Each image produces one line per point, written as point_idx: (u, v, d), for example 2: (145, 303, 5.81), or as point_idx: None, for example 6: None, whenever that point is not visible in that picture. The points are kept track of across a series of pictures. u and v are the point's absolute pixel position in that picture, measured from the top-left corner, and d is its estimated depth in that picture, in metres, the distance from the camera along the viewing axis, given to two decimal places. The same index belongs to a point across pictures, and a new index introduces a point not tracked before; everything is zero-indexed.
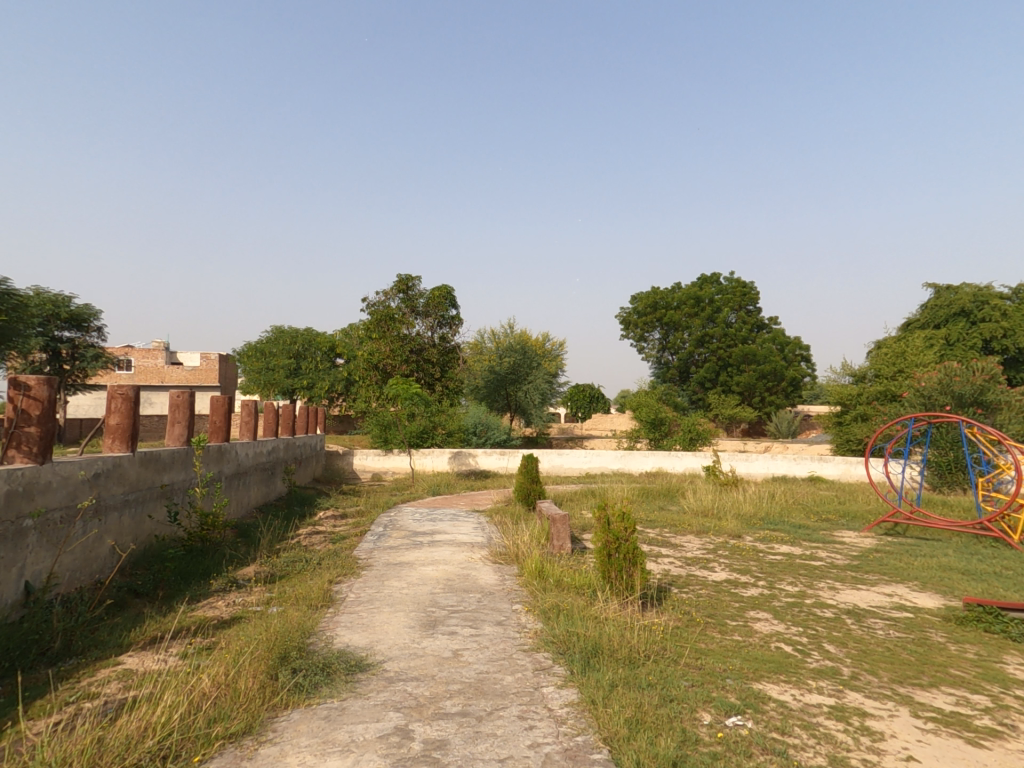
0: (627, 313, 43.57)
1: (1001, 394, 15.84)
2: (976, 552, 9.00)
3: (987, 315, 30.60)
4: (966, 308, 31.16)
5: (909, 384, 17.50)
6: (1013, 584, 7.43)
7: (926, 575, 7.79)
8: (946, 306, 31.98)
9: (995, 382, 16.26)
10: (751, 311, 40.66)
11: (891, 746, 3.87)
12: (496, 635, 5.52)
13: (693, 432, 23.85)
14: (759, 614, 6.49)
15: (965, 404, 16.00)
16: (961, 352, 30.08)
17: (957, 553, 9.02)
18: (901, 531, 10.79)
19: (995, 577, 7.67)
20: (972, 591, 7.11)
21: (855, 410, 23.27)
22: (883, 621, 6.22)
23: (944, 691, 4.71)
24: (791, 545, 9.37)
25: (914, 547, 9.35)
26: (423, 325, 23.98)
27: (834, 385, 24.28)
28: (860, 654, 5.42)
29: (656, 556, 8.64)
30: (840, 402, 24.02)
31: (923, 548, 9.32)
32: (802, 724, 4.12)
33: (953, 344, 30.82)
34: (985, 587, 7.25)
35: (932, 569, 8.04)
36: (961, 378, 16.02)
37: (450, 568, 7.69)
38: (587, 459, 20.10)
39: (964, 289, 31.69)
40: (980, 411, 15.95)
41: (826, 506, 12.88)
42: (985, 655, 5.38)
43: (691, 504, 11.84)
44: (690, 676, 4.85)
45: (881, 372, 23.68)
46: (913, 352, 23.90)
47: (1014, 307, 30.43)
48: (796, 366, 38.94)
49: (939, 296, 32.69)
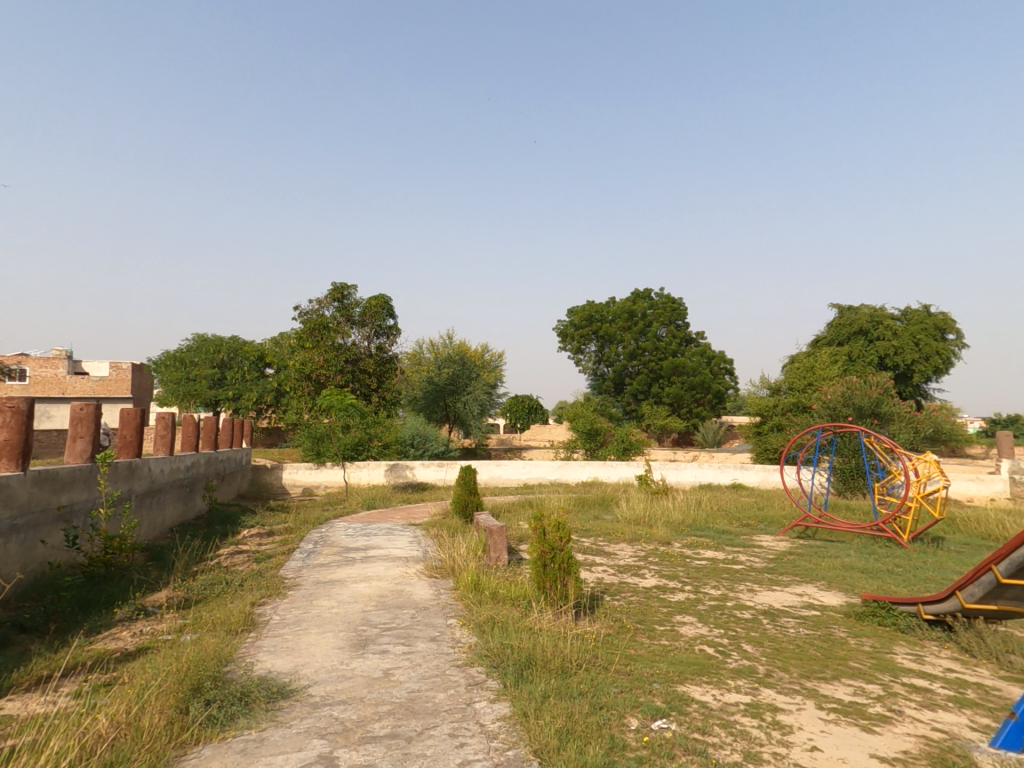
0: (563, 326, 44.82)
1: (894, 406, 17.49)
2: (872, 551, 9.88)
3: (882, 334, 33.80)
4: (864, 328, 34.27)
5: (818, 396, 18.90)
6: (902, 580, 8.17)
7: (831, 575, 8.41)
8: (847, 325, 34.99)
9: (890, 395, 17.84)
10: (679, 325, 42.56)
11: (798, 738, 4.15)
12: (430, 652, 5.44)
13: (627, 441, 24.63)
14: (685, 618, 6.78)
15: (864, 414, 17.58)
16: (861, 368, 32.99)
17: (857, 553, 9.85)
18: (812, 533, 11.59)
19: (888, 575, 8.41)
20: (869, 588, 7.76)
21: (772, 421, 24.96)
22: (794, 619, 6.65)
23: (843, 682, 5.09)
24: (716, 550, 9.88)
25: (822, 550, 10.08)
26: (358, 334, 23.30)
27: (754, 397, 26.11)
28: (774, 652, 5.78)
29: (591, 565, 8.80)
30: (758, 413, 25.76)
31: (829, 550, 10.08)
32: (720, 723, 4.34)
33: (854, 360, 33.74)
34: (879, 584, 7.94)
35: (836, 569, 8.71)
36: (860, 391, 17.60)
37: (384, 584, 7.52)
38: (526, 470, 20.28)
39: (862, 310, 34.85)
40: (877, 421, 17.57)
41: (746, 511, 13.73)
42: (878, 647, 5.84)
43: (624, 513, 12.16)
44: (620, 682, 5.00)
45: (794, 385, 25.50)
46: (821, 368, 25.86)
47: (902, 328, 33.81)
48: (721, 379, 41.23)
49: (842, 316, 35.72)
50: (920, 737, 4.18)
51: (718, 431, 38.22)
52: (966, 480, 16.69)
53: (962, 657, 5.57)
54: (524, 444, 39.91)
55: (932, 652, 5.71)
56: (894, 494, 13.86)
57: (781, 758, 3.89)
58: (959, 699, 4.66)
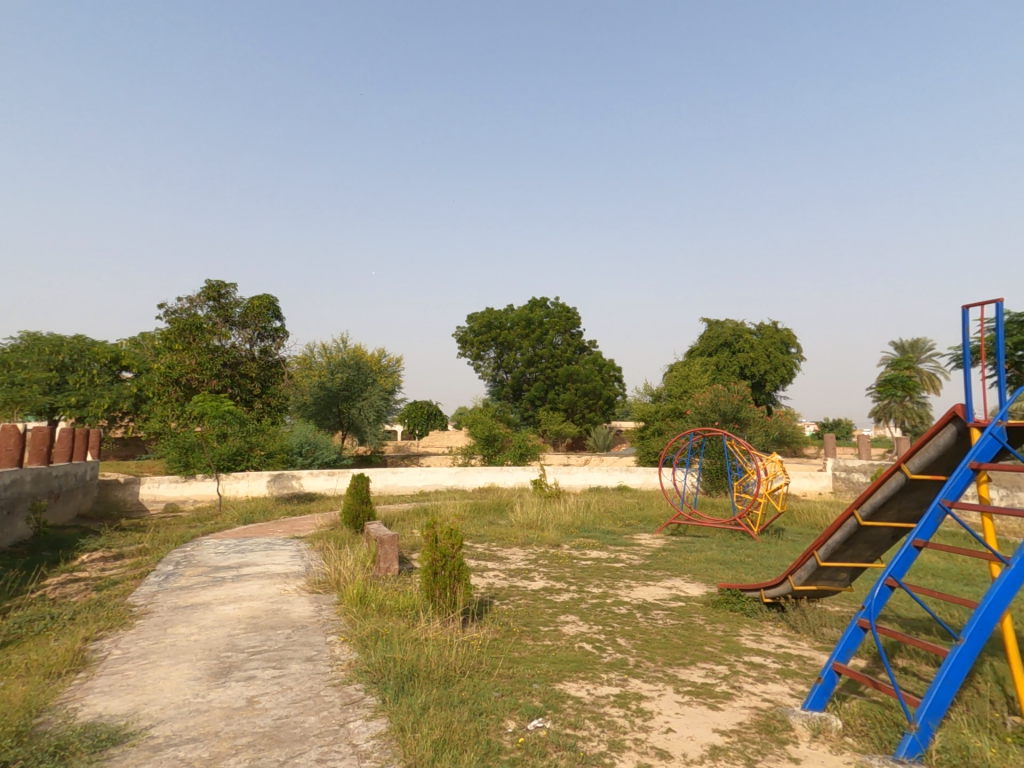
0: (462, 332, 45.09)
1: (751, 411, 19.57)
2: (730, 544, 10.97)
3: (742, 347, 37.56)
4: (729, 340, 37.89)
5: (691, 402, 20.60)
6: (751, 568, 9.13)
7: (696, 568, 9.19)
8: (715, 338, 38.54)
9: (749, 401, 19.93)
10: (572, 333, 44.36)
11: (656, 722, 4.45)
12: (303, 673, 5.15)
13: (523, 447, 25.18)
14: (568, 617, 7.04)
15: (727, 419, 19.48)
16: (726, 377, 36.45)
17: (718, 546, 10.87)
18: (683, 530, 12.61)
19: (741, 565, 9.36)
20: (726, 578, 8.58)
21: (654, 425, 26.85)
22: (663, 611, 7.16)
23: (699, 666, 5.55)
24: (600, 550, 10.39)
25: (691, 545, 10.98)
26: (238, 336, 21.87)
27: (639, 404, 28.01)
28: (643, 643, 6.18)
29: (483, 570, 8.86)
30: (643, 419, 27.63)
31: (696, 545, 11.02)
32: (591, 716, 4.54)
33: (721, 369, 37.22)
34: (733, 574, 8.80)
35: (701, 562, 9.53)
36: (725, 397, 19.54)
37: (257, 604, 7.03)
38: (422, 477, 20.05)
39: (726, 325, 38.60)
40: (739, 425, 19.57)
41: (630, 512, 14.61)
42: (728, 631, 6.45)
43: (518, 517, 12.37)
44: (501, 686, 5.06)
45: (672, 393, 27.80)
46: (694, 378, 28.29)
47: (758, 341, 37.73)
48: (611, 386, 43.60)
49: (711, 329, 39.29)
50: (753, 708, 4.62)
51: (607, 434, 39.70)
52: (803, 476, 19.03)
53: (791, 633, 6.27)
54: (422, 451, 39.35)
55: (769, 631, 6.38)
56: (750, 490, 15.50)
57: (640, 743, 4.14)
58: (784, 671, 5.25)
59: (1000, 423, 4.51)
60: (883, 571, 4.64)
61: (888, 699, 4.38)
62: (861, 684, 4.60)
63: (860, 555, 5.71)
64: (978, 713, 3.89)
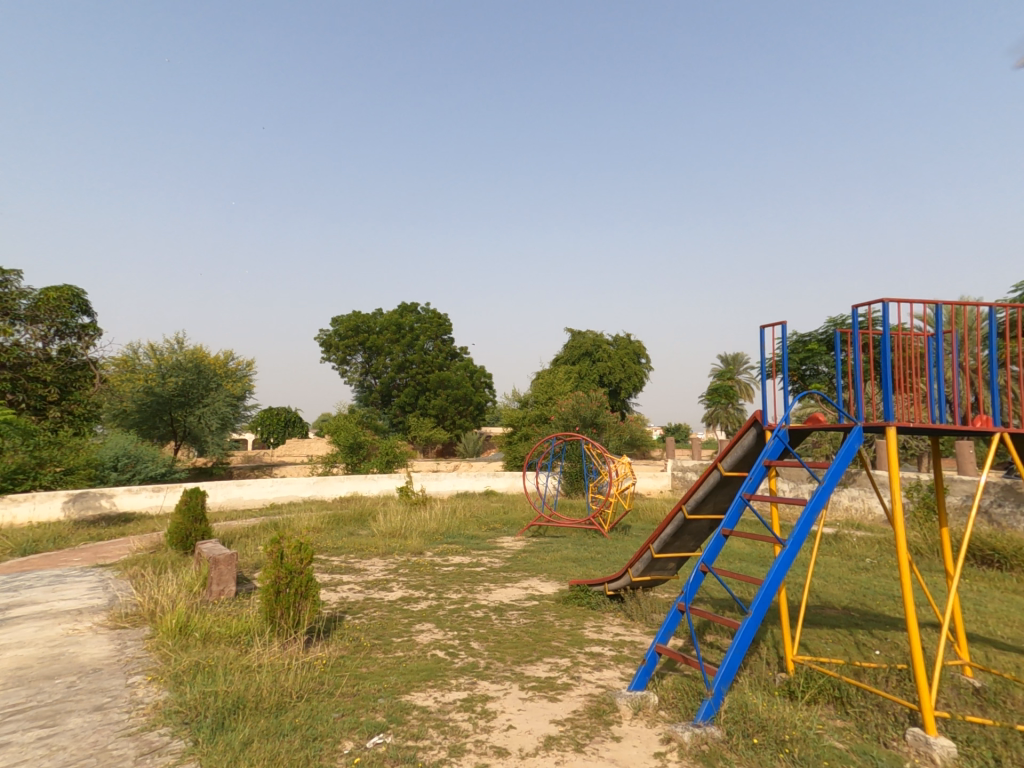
0: (326, 336, 43.05)
1: (607, 416, 21.11)
2: (583, 542, 11.59)
3: (602, 356, 40.66)
4: (589, 350, 40.75)
5: (555, 408, 21.61)
6: (598, 563, 9.70)
7: (551, 567, 9.51)
8: (578, 348, 41.17)
9: (604, 408, 21.40)
10: (444, 340, 44.44)
11: (499, 721, 4.39)
12: (85, 728, 4.30)
13: (390, 454, 24.44)
14: (424, 626, 6.80)
15: (586, 423, 20.80)
16: (588, 384, 39.02)
17: (573, 545, 11.42)
18: (544, 531, 13.07)
19: (590, 561, 9.90)
20: (577, 574, 9.00)
21: (521, 430, 27.70)
22: (517, 611, 7.25)
23: (545, 661, 5.65)
24: (462, 555, 10.32)
25: (548, 545, 11.39)
26: (27, 333, 18.59)
27: (507, 411, 28.75)
28: (496, 645, 6.15)
29: (336, 585, 8.28)
30: (511, 424, 28.41)
31: (554, 545, 11.46)
32: (435, 724, 4.36)
33: (583, 377, 39.76)
34: (585, 570, 9.26)
35: (556, 561, 9.90)
36: (584, 403, 20.83)
37: (33, 652, 5.82)
38: (273, 489, 18.58)
39: (588, 336, 41.47)
40: (596, 430, 20.97)
41: (495, 516, 14.79)
42: (575, 624, 6.69)
43: (381, 527, 11.82)
44: (342, 706, 4.67)
45: (539, 399, 29.21)
46: (558, 384, 30.00)
47: (614, 350, 41.13)
48: (481, 392, 44.32)
49: (574, 338, 41.88)
50: (588, 695, 4.77)
51: (474, 440, 40.94)
52: (646, 476, 20.93)
53: (626, 621, 6.69)
54: (280, 460, 36.34)
55: (609, 621, 6.75)
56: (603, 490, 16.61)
57: (480, 744, 4.04)
58: (618, 657, 5.56)
59: (784, 426, 5.25)
60: (698, 559, 5.09)
61: (697, 673, 4.77)
62: (678, 665, 4.93)
63: (686, 546, 6.27)
64: (759, 674, 4.47)
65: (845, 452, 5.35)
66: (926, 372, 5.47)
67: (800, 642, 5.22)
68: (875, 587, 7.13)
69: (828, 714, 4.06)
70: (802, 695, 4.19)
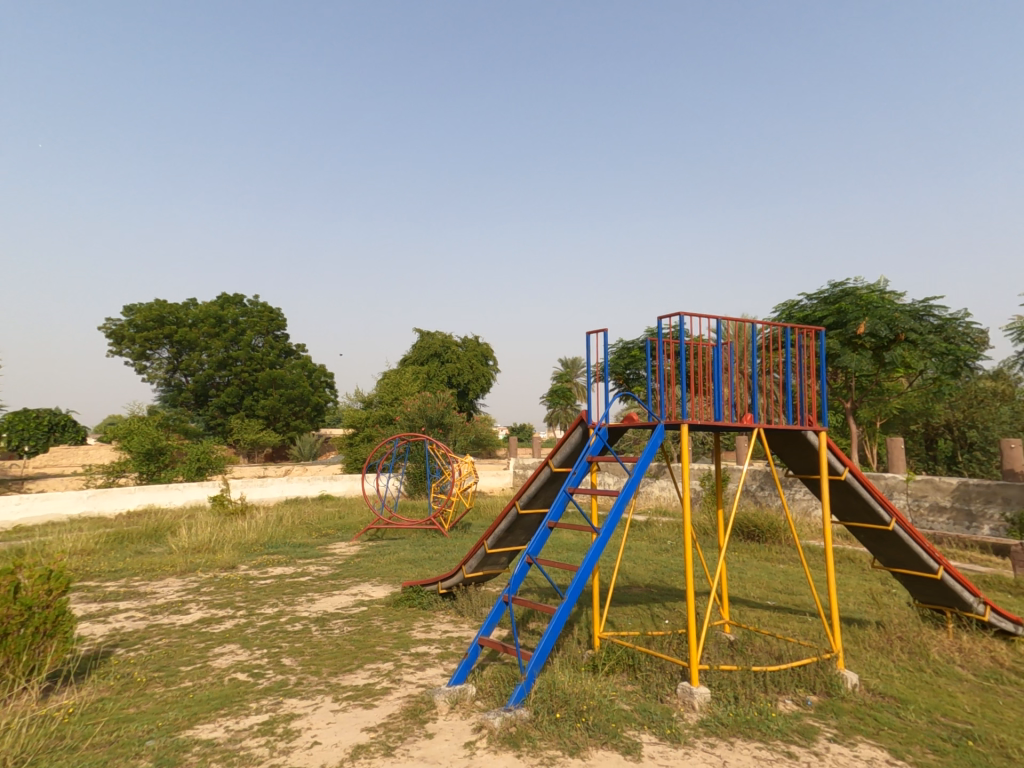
0: (119, 329, 36.86)
1: (454, 417, 21.43)
2: (423, 542, 11.63)
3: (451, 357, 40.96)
4: (438, 351, 40.86)
5: (401, 409, 21.28)
6: (435, 562, 9.82)
7: (386, 570, 9.35)
8: (427, 348, 41.06)
9: (451, 409, 21.61)
10: (277, 338, 41.00)
11: (302, 740, 4.16)
12: None
13: (202, 459, 21.35)
14: (224, 649, 6.18)
15: (433, 424, 20.93)
16: (436, 384, 39.15)
17: (411, 546, 11.37)
18: (382, 534, 12.83)
19: (427, 560, 9.97)
20: (411, 575, 9.00)
21: (364, 432, 26.76)
22: (341, 620, 7.00)
23: (365, 668, 5.52)
24: (285, 566, 9.66)
25: (385, 548, 11.19)
26: None
27: (348, 411, 27.64)
28: (311, 658, 5.84)
29: (107, 616, 7.14)
30: (353, 426, 27.36)
31: (391, 547, 11.30)
32: (220, 758, 3.97)
33: (432, 378, 39.76)
34: (420, 570, 9.30)
35: (391, 563, 9.78)
36: (431, 403, 20.93)
37: None
38: (25, 507, 15.73)
39: (437, 337, 41.57)
40: (442, 430, 21.16)
41: (328, 522, 14.04)
42: (403, 626, 6.67)
43: (181, 543, 10.50)
44: (95, 757, 3.97)
45: (383, 399, 28.59)
46: (405, 384, 29.80)
47: (463, 350, 41.85)
48: (320, 392, 40.16)
49: (424, 339, 41.61)
50: (406, 697, 4.77)
51: (313, 442, 37.57)
52: (490, 475, 21.63)
53: (456, 618, 6.88)
54: (47, 473, 29.66)
55: (438, 619, 6.88)
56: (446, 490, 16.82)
57: None
58: (444, 654, 5.71)
59: (604, 425, 5.78)
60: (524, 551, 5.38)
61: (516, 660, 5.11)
62: (501, 653, 5.15)
63: (518, 540, 6.61)
64: (571, 653, 4.98)
65: (651, 446, 6.14)
66: (712, 379, 6.47)
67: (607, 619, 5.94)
68: (672, 564, 8.33)
69: (622, 681, 4.76)
70: (603, 667, 4.83)
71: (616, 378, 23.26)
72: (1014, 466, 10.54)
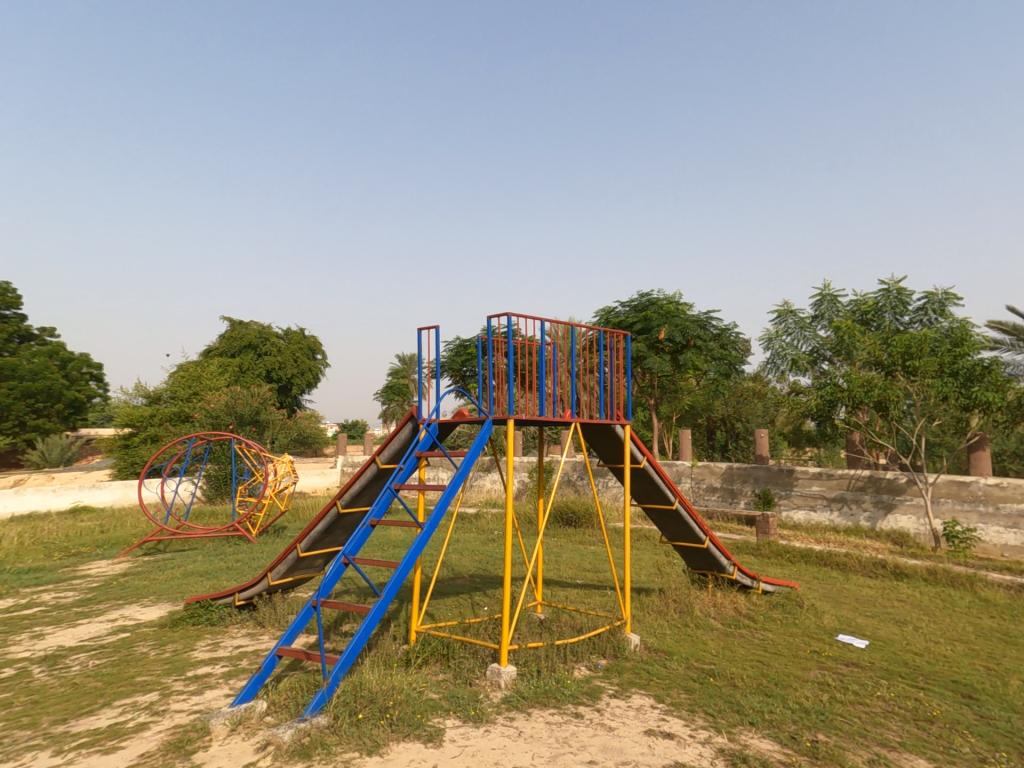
0: None
1: (271, 414, 19.21)
2: (219, 552, 10.47)
3: (268, 349, 35.19)
4: (253, 342, 34.86)
5: (202, 405, 18.51)
6: (234, 573, 8.91)
7: (164, 588, 8.24)
8: (238, 338, 34.84)
9: (267, 405, 19.46)
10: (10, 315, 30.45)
11: None
12: None
13: None
14: None
15: (245, 423, 18.55)
16: (248, 379, 33.49)
17: (204, 557, 10.15)
18: (162, 547, 11.25)
19: (224, 572, 9.00)
20: (199, 590, 8.01)
21: (145, 433, 21.83)
22: (88, 654, 5.81)
23: (114, 706, 4.58)
24: (5, 599, 7.86)
25: (167, 562, 9.85)
26: None
27: (124, 408, 22.42)
28: (30, 707, 4.62)
29: None
30: (130, 424, 22.22)
31: (175, 561, 9.94)
32: None
33: (244, 371, 34.09)
34: (211, 583, 8.32)
35: (171, 580, 8.61)
36: (243, 399, 18.54)
37: None
38: None
39: (251, 327, 35.31)
40: (256, 429, 18.90)
41: (85, 539, 11.88)
42: (179, 650, 5.82)
43: None
44: None
45: (177, 393, 24.04)
46: (208, 377, 25.82)
47: (285, 344, 35.86)
48: (82, 387, 26.74)
49: (234, 329, 35.32)
50: (169, 730, 4.11)
51: (65, 445, 25.41)
52: (313, 475, 20.23)
53: (255, 629, 6.35)
54: None
55: (231, 634, 6.23)
56: (255, 493, 15.18)
57: None
58: (230, 672, 5.16)
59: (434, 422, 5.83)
60: (340, 551, 5.09)
61: (320, 666, 4.90)
62: (304, 659, 4.96)
63: (338, 540, 6.30)
64: (385, 651, 4.89)
65: (478, 441, 6.09)
66: (542, 375, 6.62)
67: (427, 613, 5.96)
68: (496, 553, 8.75)
69: (434, 671, 4.79)
70: (416, 661, 4.82)
71: (453, 374, 23.40)
72: (762, 451, 13.04)
